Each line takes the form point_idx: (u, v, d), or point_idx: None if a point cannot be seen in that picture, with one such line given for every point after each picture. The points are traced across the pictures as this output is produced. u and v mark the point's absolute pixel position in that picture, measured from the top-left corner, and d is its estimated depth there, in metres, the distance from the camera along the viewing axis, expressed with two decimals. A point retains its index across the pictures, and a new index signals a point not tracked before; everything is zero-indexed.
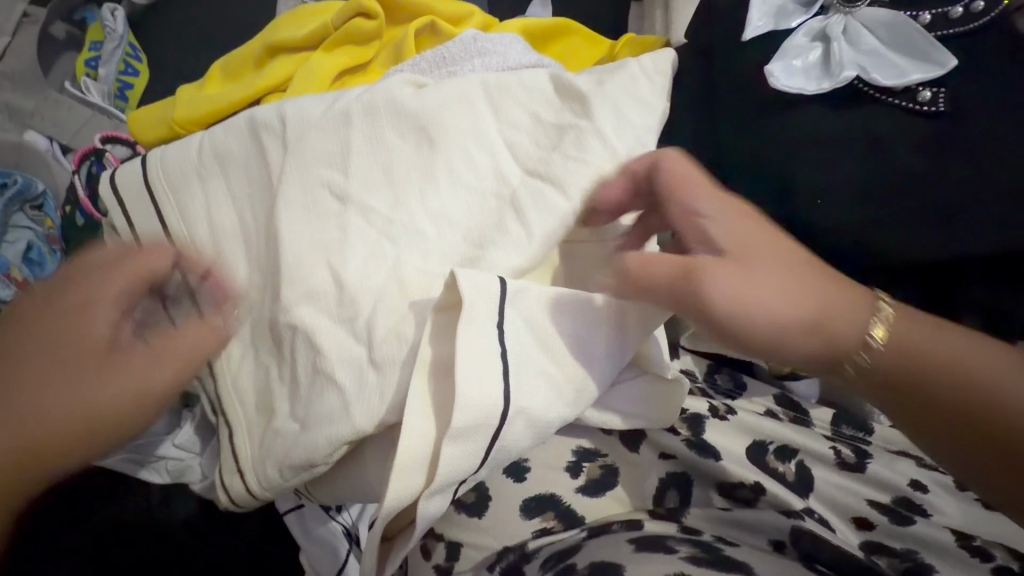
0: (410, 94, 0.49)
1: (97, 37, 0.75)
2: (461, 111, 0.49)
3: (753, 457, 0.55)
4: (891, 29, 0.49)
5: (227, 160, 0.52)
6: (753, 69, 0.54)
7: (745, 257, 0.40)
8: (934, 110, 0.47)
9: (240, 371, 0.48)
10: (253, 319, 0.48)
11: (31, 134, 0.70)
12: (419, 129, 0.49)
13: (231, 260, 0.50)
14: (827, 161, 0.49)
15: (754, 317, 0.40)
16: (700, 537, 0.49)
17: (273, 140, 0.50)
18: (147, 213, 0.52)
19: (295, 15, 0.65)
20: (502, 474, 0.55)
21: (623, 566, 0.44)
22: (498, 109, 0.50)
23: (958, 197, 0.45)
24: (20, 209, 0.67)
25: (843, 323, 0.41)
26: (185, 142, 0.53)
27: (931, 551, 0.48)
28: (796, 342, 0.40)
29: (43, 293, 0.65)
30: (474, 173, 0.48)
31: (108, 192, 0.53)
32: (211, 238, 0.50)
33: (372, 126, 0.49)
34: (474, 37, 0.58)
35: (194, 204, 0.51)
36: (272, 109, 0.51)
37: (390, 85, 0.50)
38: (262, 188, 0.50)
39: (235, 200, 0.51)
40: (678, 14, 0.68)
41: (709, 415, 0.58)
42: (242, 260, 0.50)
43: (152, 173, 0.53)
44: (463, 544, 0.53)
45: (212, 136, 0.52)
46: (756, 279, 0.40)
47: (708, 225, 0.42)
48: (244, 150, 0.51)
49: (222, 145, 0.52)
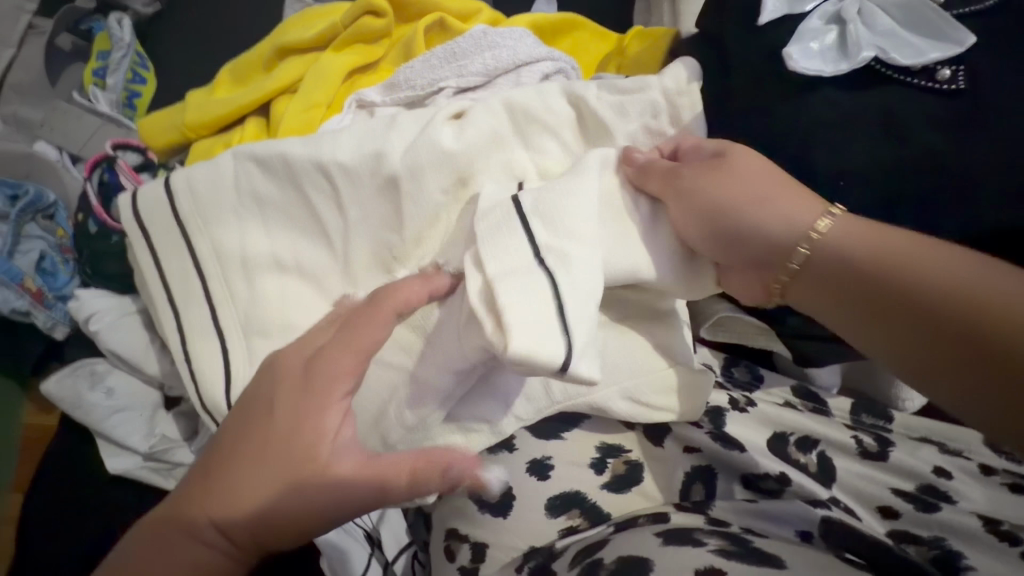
0: (450, 137, 0.49)
1: (104, 47, 0.76)
2: (491, 148, 0.50)
3: (773, 447, 0.55)
4: (906, 10, 0.49)
5: (265, 201, 0.52)
6: (770, 53, 0.53)
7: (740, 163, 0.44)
8: (955, 88, 0.47)
9: None
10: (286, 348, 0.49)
11: (41, 145, 0.72)
12: (457, 173, 0.49)
13: (256, 281, 0.51)
14: (853, 148, 0.48)
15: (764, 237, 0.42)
16: (728, 529, 0.47)
17: (318, 190, 0.50)
18: (172, 240, 0.52)
19: (303, 18, 0.65)
20: (524, 472, 0.53)
21: (649, 559, 0.43)
22: (526, 136, 0.51)
23: (985, 173, 0.45)
24: (32, 219, 0.68)
25: (865, 257, 0.39)
26: (216, 169, 0.52)
27: (957, 537, 0.47)
28: (836, 283, 0.40)
29: (57, 303, 0.66)
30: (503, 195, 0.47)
31: (128, 214, 0.53)
32: (238, 261, 0.51)
33: (412, 179, 0.48)
34: (484, 31, 0.58)
35: (228, 239, 0.51)
36: (307, 155, 0.50)
37: (430, 129, 0.49)
38: (302, 217, 0.51)
39: (273, 239, 0.52)
40: (686, 4, 0.67)
41: (729, 409, 0.57)
42: (271, 274, 0.51)
43: (179, 187, 0.53)
44: (488, 544, 0.51)
45: (247, 173, 0.52)
46: (770, 202, 0.42)
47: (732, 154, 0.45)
48: (282, 193, 0.51)
49: (260, 186, 0.51)
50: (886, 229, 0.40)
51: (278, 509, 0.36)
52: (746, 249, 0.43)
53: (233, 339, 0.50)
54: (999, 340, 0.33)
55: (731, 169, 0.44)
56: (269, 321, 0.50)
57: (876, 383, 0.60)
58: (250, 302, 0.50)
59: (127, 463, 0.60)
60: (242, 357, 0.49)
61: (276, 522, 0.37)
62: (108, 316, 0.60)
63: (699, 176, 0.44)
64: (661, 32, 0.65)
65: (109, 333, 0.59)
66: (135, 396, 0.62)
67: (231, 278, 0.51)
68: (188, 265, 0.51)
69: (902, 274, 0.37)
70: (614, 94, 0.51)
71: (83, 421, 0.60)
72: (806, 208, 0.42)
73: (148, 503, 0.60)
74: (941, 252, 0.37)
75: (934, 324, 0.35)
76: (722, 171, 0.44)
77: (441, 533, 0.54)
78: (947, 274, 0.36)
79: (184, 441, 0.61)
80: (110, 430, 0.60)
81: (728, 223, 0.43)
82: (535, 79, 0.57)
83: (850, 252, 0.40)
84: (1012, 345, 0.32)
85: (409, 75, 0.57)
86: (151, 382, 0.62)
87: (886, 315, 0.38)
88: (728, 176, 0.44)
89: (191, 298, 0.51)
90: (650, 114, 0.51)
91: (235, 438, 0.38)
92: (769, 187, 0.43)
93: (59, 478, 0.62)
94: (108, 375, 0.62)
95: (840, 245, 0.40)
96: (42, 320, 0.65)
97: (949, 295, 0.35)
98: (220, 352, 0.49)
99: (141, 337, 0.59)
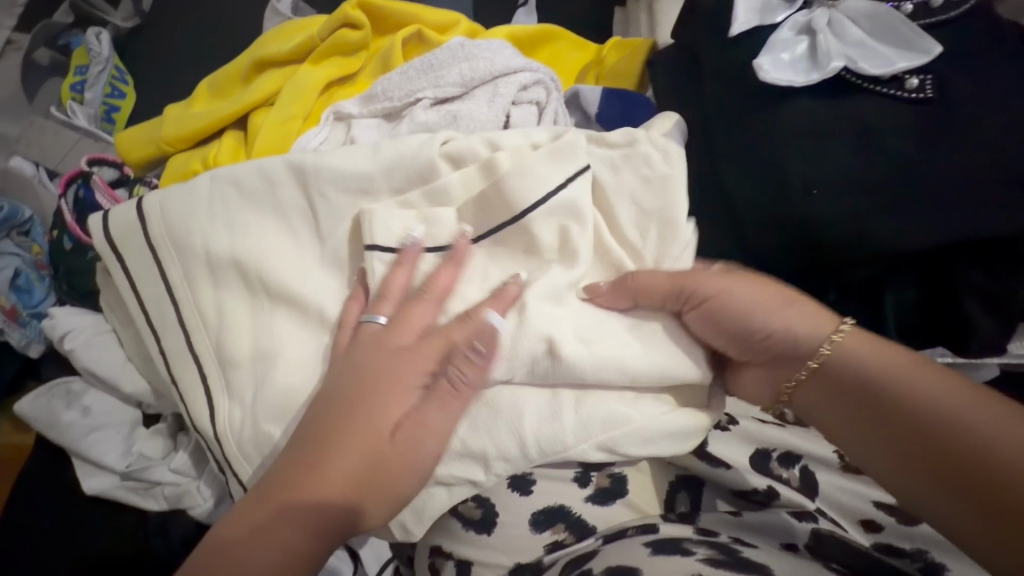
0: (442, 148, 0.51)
1: (82, 62, 0.76)
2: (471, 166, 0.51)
3: (757, 466, 0.53)
4: (875, 20, 0.50)
5: (236, 219, 0.52)
6: (743, 65, 0.53)
7: (738, 284, 0.47)
8: (923, 96, 0.47)
9: (234, 421, 0.48)
10: (255, 379, 0.48)
11: (17, 161, 0.71)
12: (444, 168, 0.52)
13: (232, 288, 0.51)
14: (826, 154, 0.48)
15: (772, 348, 0.46)
16: (718, 539, 0.47)
17: (292, 187, 0.52)
18: (143, 264, 0.52)
19: (282, 31, 0.65)
20: (507, 488, 0.52)
21: (638, 569, 0.42)
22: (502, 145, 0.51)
23: (953, 184, 0.44)
24: (7, 236, 0.67)
25: (868, 392, 0.42)
26: (187, 189, 0.52)
27: (939, 550, 0.47)
28: (834, 420, 0.44)
29: (32, 320, 0.65)
30: (545, 318, 0.46)
31: (100, 237, 0.53)
32: (213, 283, 0.51)
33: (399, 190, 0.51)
34: (461, 43, 0.58)
35: (197, 263, 0.51)
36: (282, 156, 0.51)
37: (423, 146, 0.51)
38: (268, 216, 0.52)
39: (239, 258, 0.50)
40: (662, 15, 0.68)
41: (710, 428, 0.56)
42: (235, 289, 0.51)
43: (150, 211, 0.52)
44: (473, 561, 0.50)
45: (224, 184, 0.52)
46: (784, 326, 0.46)
47: (742, 285, 0.47)
48: (257, 201, 0.52)
49: (235, 206, 0.52)
50: (909, 359, 0.42)
51: (329, 478, 0.39)
52: (767, 355, 0.47)
53: (204, 374, 0.49)
54: (992, 477, 0.36)
55: (760, 286, 0.47)
56: (239, 352, 0.49)
57: None
58: (220, 330, 0.50)
59: (102, 484, 0.59)
60: (220, 388, 0.49)
61: (325, 491, 0.39)
62: (83, 334, 0.59)
63: (715, 287, 0.47)
64: (638, 44, 0.65)
65: (83, 353, 0.58)
66: (112, 414, 0.61)
67: (195, 303, 0.51)
68: (163, 293, 0.51)
69: (920, 417, 0.40)
70: (602, 148, 0.52)
71: (59, 441, 0.58)
72: (825, 328, 0.45)
73: (130, 523, 0.60)
74: (954, 387, 0.40)
75: (937, 453, 0.39)
76: (733, 296, 0.46)
77: (426, 551, 0.54)
78: (951, 405, 0.39)
79: (162, 459, 0.60)
80: (85, 449, 0.58)
81: (745, 331, 0.46)
82: (513, 90, 0.56)
83: (849, 371, 0.43)
84: (1007, 486, 0.36)
85: (387, 86, 0.58)
86: (127, 400, 0.61)
87: (903, 439, 0.40)
88: (721, 282, 0.47)
89: (165, 323, 0.51)
90: (641, 165, 0.51)
91: (369, 389, 0.42)
92: (765, 314, 0.46)
93: (37, 496, 0.61)
94: (85, 394, 0.61)
95: (850, 380, 0.43)
96: (17, 339, 0.65)
97: (946, 420, 0.39)
98: (196, 388, 0.49)
99: (117, 353, 0.58)
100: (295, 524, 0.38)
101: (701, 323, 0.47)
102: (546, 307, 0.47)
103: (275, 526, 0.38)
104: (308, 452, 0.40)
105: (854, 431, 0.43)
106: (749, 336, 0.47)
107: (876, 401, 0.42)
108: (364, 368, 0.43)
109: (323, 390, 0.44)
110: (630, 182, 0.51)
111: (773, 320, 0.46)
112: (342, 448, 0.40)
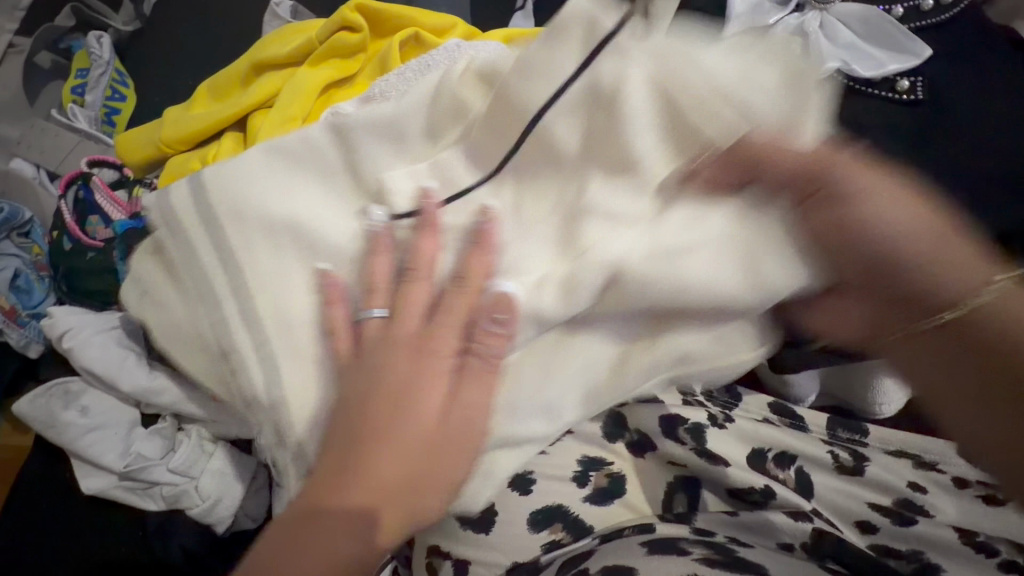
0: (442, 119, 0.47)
1: (83, 65, 0.76)
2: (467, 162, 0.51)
3: (752, 463, 0.54)
4: (867, 23, 0.50)
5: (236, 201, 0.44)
6: None
7: (882, 192, 0.37)
8: (914, 99, 0.48)
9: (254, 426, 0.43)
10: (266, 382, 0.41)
11: (18, 162, 0.72)
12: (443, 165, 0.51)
13: (236, 242, 0.43)
14: None
15: (888, 276, 0.37)
16: (714, 539, 0.48)
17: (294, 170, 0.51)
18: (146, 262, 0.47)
19: (281, 34, 0.65)
20: (509, 489, 0.52)
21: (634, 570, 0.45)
22: None
23: (943, 183, 0.45)
24: (8, 237, 0.68)
25: (987, 348, 0.34)
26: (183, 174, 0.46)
27: (936, 551, 0.48)
28: (931, 374, 0.37)
29: (32, 321, 0.66)
30: (618, 236, 0.40)
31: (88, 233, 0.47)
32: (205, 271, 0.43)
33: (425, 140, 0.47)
34: (458, 45, 0.59)
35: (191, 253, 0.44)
36: None
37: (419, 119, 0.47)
38: (261, 183, 0.44)
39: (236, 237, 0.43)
40: None
41: (709, 424, 0.55)
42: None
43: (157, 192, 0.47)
44: (471, 560, 0.50)
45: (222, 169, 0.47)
46: (922, 255, 0.36)
47: (882, 192, 0.37)
48: None
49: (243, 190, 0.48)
50: None
51: (367, 483, 0.36)
52: (890, 283, 0.37)
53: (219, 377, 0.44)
54: None
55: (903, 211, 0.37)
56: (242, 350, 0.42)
57: (854, 388, 0.58)
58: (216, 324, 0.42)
59: (101, 483, 0.59)
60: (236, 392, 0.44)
61: (365, 499, 0.36)
62: (82, 333, 0.59)
63: (854, 184, 0.37)
64: None
65: (81, 351, 0.58)
66: (110, 414, 0.61)
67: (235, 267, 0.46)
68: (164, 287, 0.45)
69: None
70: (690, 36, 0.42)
71: (57, 441, 0.59)
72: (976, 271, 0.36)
73: (128, 523, 0.60)
74: None
75: None
76: (879, 199, 0.37)
77: (424, 550, 0.54)
78: None
79: (161, 459, 0.58)
80: (84, 448, 0.59)
81: (873, 247, 0.36)
82: None
83: (982, 321, 0.35)
84: None
85: (384, 88, 0.58)
86: (125, 400, 0.61)
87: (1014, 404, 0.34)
88: (859, 191, 0.37)
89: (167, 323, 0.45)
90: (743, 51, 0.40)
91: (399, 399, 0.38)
92: (901, 235, 0.36)
93: (38, 495, 0.61)
94: (83, 394, 0.61)
95: (977, 331, 0.35)
96: (15, 340, 0.65)
97: None
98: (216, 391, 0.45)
99: (116, 352, 0.59)
100: (338, 539, 0.35)
101: (819, 226, 0.38)
102: (621, 228, 0.40)
103: (315, 542, 0.35)
104: (346, 452, 0.37)
105: (954, 388, 0.36)
106: (877, 265, 0.37)
107: (994, 360, 0.34)
108: (398, 369, 0.38)
109: (362, 375, 0.39)
110: (732, 66, 0.39)
111: (915, 242, 0.36)
112: (384, 451, 0.37)
